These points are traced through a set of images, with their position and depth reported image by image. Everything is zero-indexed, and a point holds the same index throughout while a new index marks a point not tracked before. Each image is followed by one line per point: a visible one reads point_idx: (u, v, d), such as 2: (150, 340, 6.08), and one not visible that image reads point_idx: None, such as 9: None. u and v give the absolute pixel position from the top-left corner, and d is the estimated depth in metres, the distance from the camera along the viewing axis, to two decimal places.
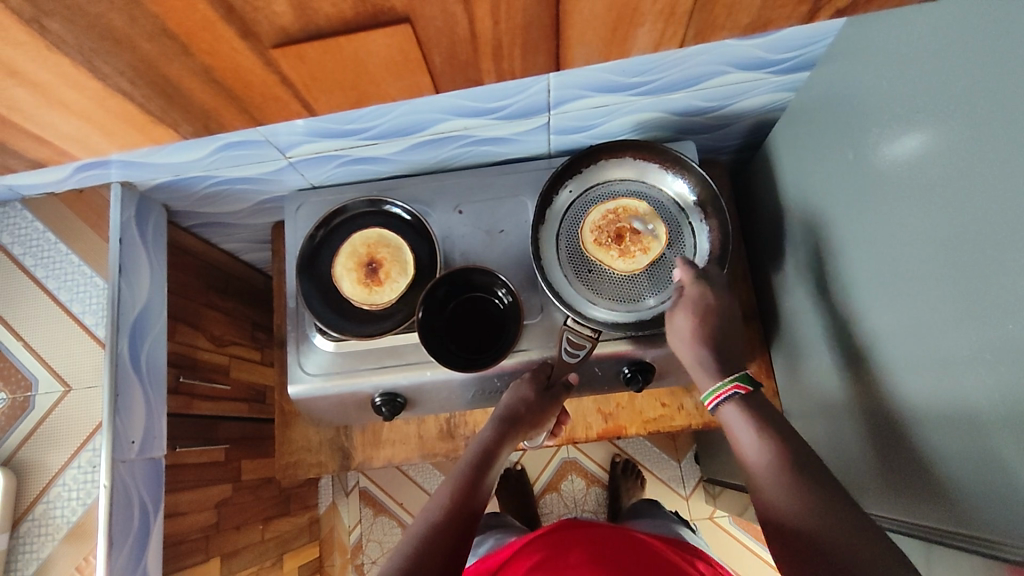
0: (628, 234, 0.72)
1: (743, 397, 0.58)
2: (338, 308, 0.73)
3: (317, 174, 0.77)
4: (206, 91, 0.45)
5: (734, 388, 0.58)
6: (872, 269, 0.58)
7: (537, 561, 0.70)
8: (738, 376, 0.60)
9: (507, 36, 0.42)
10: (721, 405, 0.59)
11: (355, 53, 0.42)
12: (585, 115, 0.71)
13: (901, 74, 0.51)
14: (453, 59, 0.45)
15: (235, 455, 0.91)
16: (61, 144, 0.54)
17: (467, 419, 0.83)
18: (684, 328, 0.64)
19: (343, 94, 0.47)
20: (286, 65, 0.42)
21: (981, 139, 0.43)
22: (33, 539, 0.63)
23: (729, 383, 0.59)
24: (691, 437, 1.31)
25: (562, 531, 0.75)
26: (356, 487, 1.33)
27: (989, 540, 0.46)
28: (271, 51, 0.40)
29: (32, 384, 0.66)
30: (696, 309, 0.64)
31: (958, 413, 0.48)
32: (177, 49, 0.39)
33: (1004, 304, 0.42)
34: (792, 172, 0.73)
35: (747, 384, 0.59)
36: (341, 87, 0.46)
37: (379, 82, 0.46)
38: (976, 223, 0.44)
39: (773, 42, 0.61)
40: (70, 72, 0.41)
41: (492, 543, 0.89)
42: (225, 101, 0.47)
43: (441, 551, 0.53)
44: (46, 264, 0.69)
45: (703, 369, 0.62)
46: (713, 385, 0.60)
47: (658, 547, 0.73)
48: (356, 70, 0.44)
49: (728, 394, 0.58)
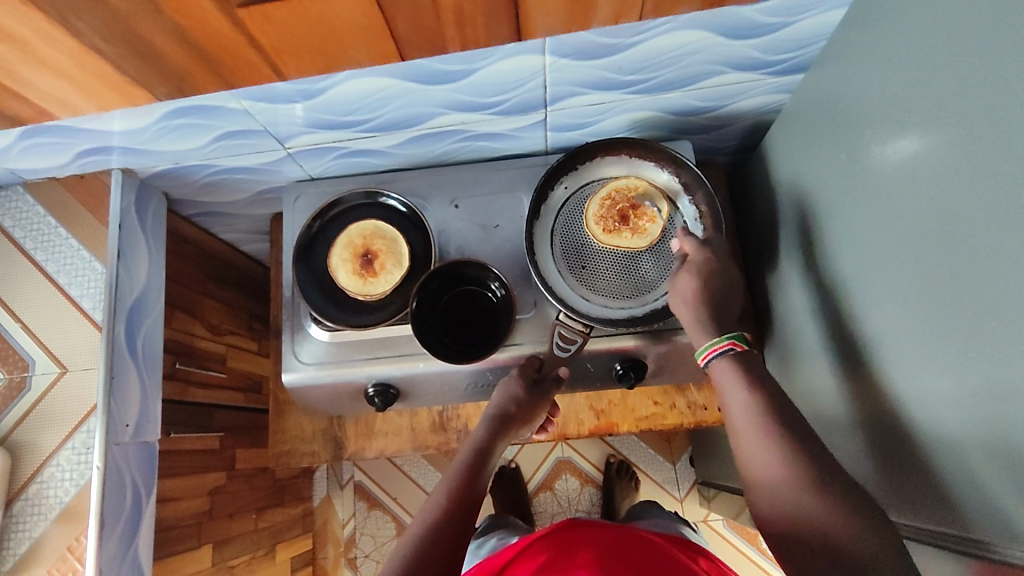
0: (631, 211, 0.72)
1: (737, 354, 0.58)
2: (334, 299, 0.74)
3: (316, 166, 0.77)
4: (181, 53, 0.47)
5: (729, 345, 0.58)
6: (863, 269, 0.59)
7: (544, 561, 0.69)
8: (733, 334, 0.59)
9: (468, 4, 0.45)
10: (712, 361, 0.59)
11: (320, 16, 0.44)
12: (582, 112, 0.71)
13: (892, 74, 0.51)
14: (417, 25, 0.47)
15: (229, 443, 0.92)
16: (49, 105, 0.55)
17: (460, 412, 0.83)
18: (687, 288, 0.64)
19: (311, 60, 0.50)
20: (251, 27, 0.44)
21: (972, 138, 0.43)
22: (26, 518, 0.65)
23: (725, 340, 0.59)
24: (686, 439, 1.31)
25: (567, 530, 0.75)
26: (351, 480, 1.34)
27: (980, 539, 0.46)
28: (238, 11, 0.42)
29: (29, 365, 0.68)
30: (700, 272, 0.64)
31: (945, 411, 0.48)
32: (150, 8, 0.41)
33: (993, 300, 0.42)
34: (786, 174, 0.73)
35: (743, 342, 0.59)
36: (310, 50, 0.48)
37: (345, 47, 0.48)
38: (969, 221, 0.44)
39: (769, 42, 0.62)
40: (55, 35, 0.44)
41: (496, 542, 0.90)
42: (199, 64, 0.49)
43: (439, 554, 0.54)
44: (47, 247, 0.71)
45: (700, 327, 0.61)
46: (708, 340, 0.60)
47: (664, 547, 0.73)
48: (323, 34, 0.46)
49: (724, 350, 0.58)
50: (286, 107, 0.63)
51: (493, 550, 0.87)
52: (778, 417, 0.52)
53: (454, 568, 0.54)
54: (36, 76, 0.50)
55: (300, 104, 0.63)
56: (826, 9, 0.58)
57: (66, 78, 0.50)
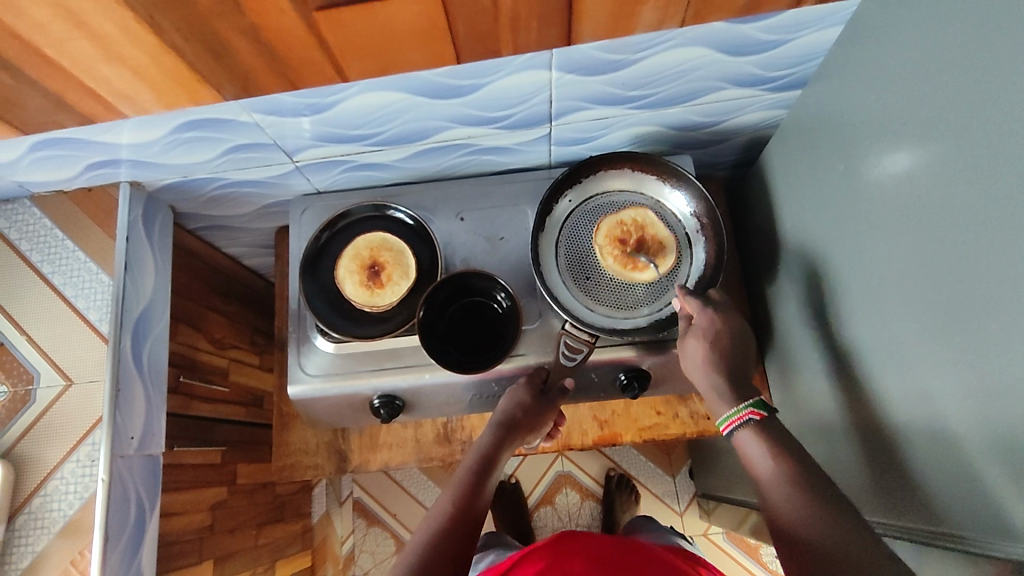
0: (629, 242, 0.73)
1: (756, 423, 0.57)
2: (342, 311, 0.75)
3: (323, 179, 0.78)
4: (248, 55, 0.48)
5: (749, 414, 0.58)
6: (859, 278, 0.60)
7: (542, 568, 0.69)
8: (754, 401, 0.59)
9: (523, 11, 0.48)
10: (735, 432, 0.59)
11: (385, 19, 0.46)
12: (585, 127, 0.73)
13: (887, 90, 0.53)
14: (475, 28, 0.49)
15: (231, 458, 0.91)
16: (64, 113, 0.56)
17: (465, 424, 0.83)
18: (698, 352, 0.64)
19: (371, 61, 0.51)
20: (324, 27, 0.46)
21: (964, 151, 0.45)
22: (29, 532, 0.64)
23: (744, 409, 0.59)
24: (686, 452, 1.31)
25: (561, 541, 0.74)
26: (350, 497, 1.33)
27: (965, 536, 0.48)
28: (314, 13, 0.44)
29: (33, 378, 0.68)
30: (708, 335, 0.65)
31: (942, 414, 0.49)
32: (231, 9, 0.43)
33: (987, 302, 0.43)
34: (784, 186, 0.75)
35: (762, 408, 0.58)
36: (369, 52, 0.50)
37: (405, 50, 0.51)
38: (962, 227, 0.45)
39: (767, 59, 0.64)
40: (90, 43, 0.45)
41: (493, 556, 0.90)
42: (262, 66, 0.50)
43: (443, 559, 0.54)
44: (53, 260, 0.71)
45: (715, 395, 0.62)
46: (729, 410, 0.60)
47: (669, 559, 0.72)
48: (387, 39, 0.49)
49: (743, 421, 0.58)
50: (294, 121, 0.64)
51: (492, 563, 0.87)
52: (780, 442, 0.55)
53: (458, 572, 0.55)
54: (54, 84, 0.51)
55: (307, 118, 0.64)
56: (824, 26, 0.60)
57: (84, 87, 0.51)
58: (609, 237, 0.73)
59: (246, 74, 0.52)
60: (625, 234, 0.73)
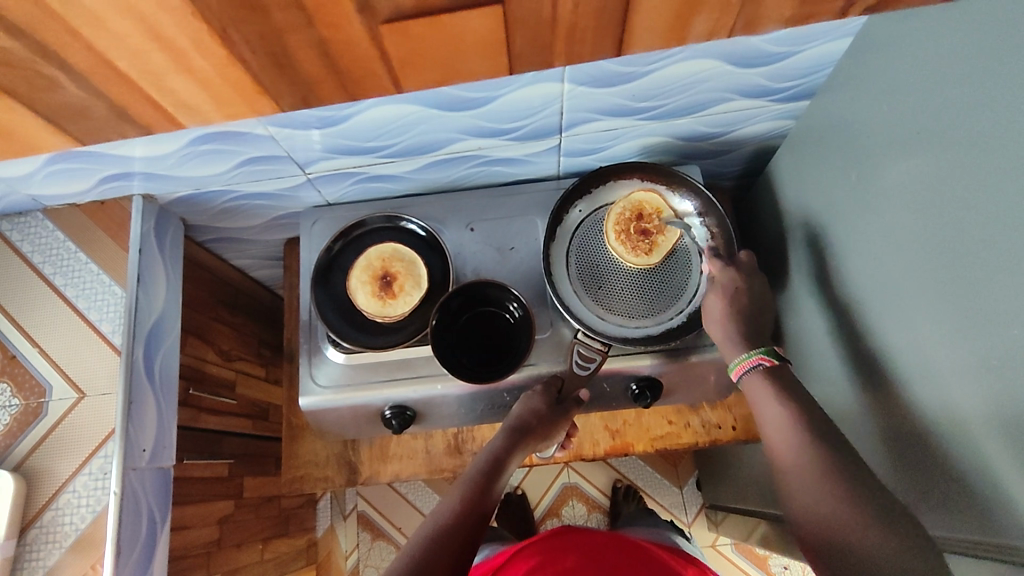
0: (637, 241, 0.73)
1: (767, 368, 0.62)
2: (353, 321, 0.75)
3: (334, 191, 0.79)
4: None
5: (759, 359, 0.62)
6: (873, 285, 0.61)
7: (535, 564, 0.70)
8: (764, 349, 0.63)
9: (585, 27, 0.43)
10: (745, 375, 0.63)
11: (450, 32, 0.43)
12: (595, 138, 0.74)
13: (897, 101, 0.54)
14: (534, 43, 0.45)
15: (238, 471, 0.91)
16: None
17: (475, 434, 0.84)
18: (716, 308, 0.67)
19: (430, 75, 0.48)
20: (388, 41, 0.43)
21: (977, 162, 0.46)
22: (40, 546, 0.64)
23: (752, 355, 0.63)
24: (692, 463, 1.31)
25: (560, 537, 0.75)
26: (354, 511, 1.32)
27: (997, 543, 0.48)
28: (381, 26, 0.41)
29: (46, 391, 0.68)
30: (727, 292, 0.68)
31: (962, 418, 0.50)
32: None
33: (1007, 307, 0.44)
34: (792, 195, 0.76)
35: (773, 356, 0.63)
36: (430, 64, 0.46)
37: (464, 63, 0.47)
38: (977, 232, 0.46)
39: (775, 71, 0.65)
40: None
41: (490, 551, 0.92)
42: None
43: (446, 557, 0.54)
44: (65, 272, 0.71)
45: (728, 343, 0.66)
46: (740, 356, 0.64)
47: (663, 559, 0.72)
48: (450, 53, 0.45)
49: (754, 365, 0.62)
50: (304, 133, 0.65)
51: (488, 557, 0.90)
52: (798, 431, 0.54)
53: (462, 571, 0.55)
54: None
55: (317, 131, 0.65)
56: (833, 38, 0.61)
57: None
58: (614, 224, 0.73)
59: None
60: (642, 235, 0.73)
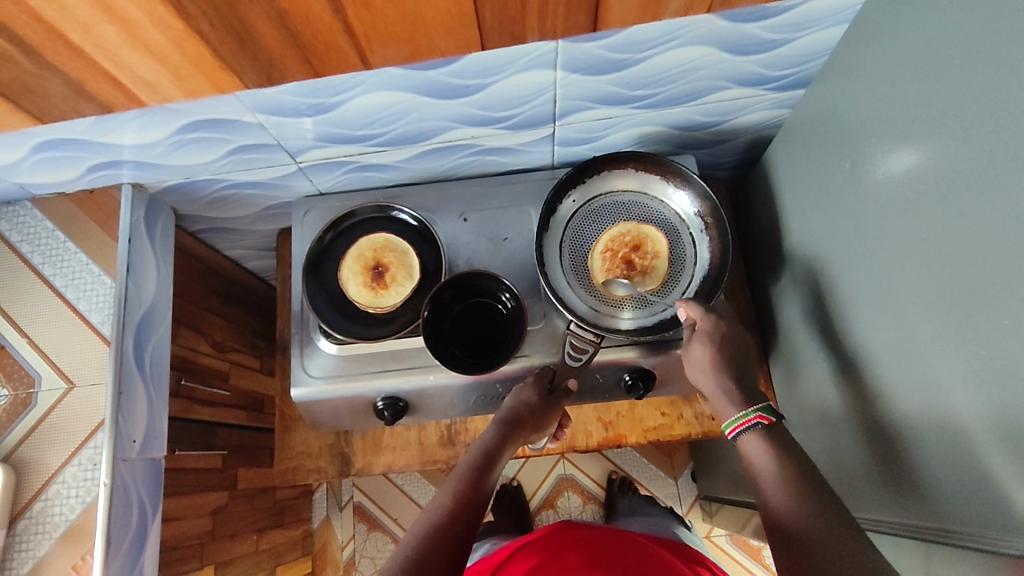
0: (634, 256, 0.73)
1: (765, 427, 0.59)
2: (345, 311, 0.74)
3: (326, 181, 0.78)
4: (271, 44, 0.47)
5: (757, 418, 0.60)
6: (864, 275, 0.60)
7: (535, 562, 0.69)
8: (761, 406, 0.61)
9: None
10: (742, 434, 0.61)
11: (416, 5, 0.45)
12: (589, 127, 0.73)
13: (890, 89, 0.53)
14: (502, 14, 0.47)
15: (232, 462, 0.90)
16: (62, 116, 0.56)
17: (468, 426, 0.83)
18: (704, 357, 0.66)
19: (399, 48, 0.50)
20: (351, 13, 0.45)
21: (970, 151, 0.45)
22: (29, 537, 0.63)
23: (752, 414, 0.61)
24: (688, 455, 1.31)
25: (560, 534, 0.74)
26: (350, 502, 1.32)
27: (969, 530, 0.48)
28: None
29: (35, 381, 0.67)
30: (713, 339, 0.67)
31: (951, 406, 0.49)
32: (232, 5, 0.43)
33: (995, 297, 0.43)
34: (787, 185, 0.75)
35: (770, 414, 0.60)
36: (397, 38, 0.48)
37: (432, 35, 0.49)
38: (967, 220, 0.45)
39: (770, 59, 0.64)
40: (91, 37, 0.44)
41: (490, 546, 0.91)
42: (253, 62, 0.49)
43: (440, 557, 0.53)
44: (55, 262, 0.71)
45: (724, 399, 0.64)
46: (737, 413, 0.62)
47: (659, 554, 0.72)
48: (415, 23, 0.47)
49: (752, 425, 0.60)
50: (295, 121, 0.64)
51: (484, 551, 0.89)
52: None
53: (457, 570, 0.54)
54: (40, 86, 0.50)
55: (309, 118, 0.64)
56: (828, 25, 0.60)
57: (71, 85, 0.50)
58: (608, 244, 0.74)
59: (251, 74, 0.51)
60: (642, 245, 0.74)
